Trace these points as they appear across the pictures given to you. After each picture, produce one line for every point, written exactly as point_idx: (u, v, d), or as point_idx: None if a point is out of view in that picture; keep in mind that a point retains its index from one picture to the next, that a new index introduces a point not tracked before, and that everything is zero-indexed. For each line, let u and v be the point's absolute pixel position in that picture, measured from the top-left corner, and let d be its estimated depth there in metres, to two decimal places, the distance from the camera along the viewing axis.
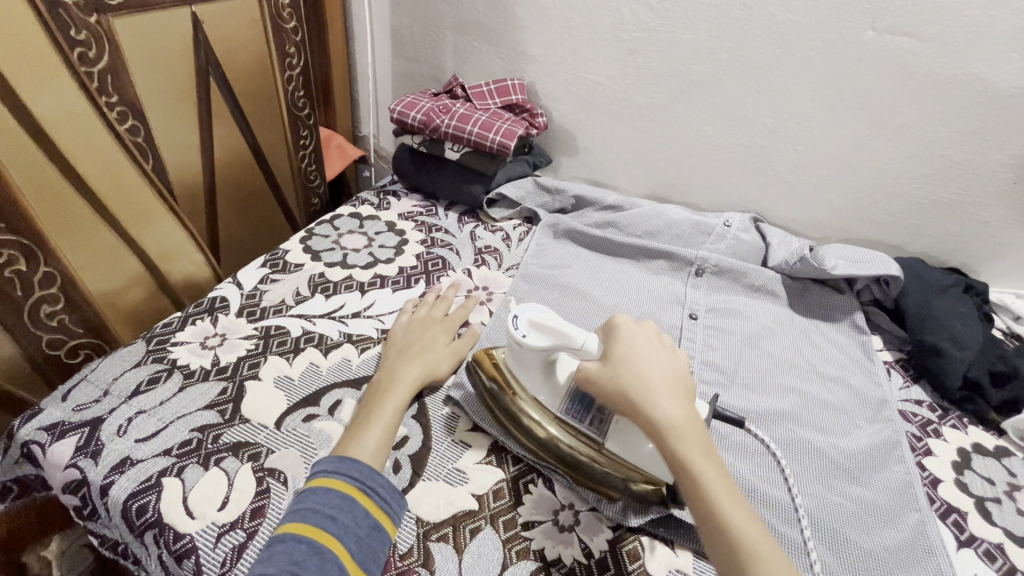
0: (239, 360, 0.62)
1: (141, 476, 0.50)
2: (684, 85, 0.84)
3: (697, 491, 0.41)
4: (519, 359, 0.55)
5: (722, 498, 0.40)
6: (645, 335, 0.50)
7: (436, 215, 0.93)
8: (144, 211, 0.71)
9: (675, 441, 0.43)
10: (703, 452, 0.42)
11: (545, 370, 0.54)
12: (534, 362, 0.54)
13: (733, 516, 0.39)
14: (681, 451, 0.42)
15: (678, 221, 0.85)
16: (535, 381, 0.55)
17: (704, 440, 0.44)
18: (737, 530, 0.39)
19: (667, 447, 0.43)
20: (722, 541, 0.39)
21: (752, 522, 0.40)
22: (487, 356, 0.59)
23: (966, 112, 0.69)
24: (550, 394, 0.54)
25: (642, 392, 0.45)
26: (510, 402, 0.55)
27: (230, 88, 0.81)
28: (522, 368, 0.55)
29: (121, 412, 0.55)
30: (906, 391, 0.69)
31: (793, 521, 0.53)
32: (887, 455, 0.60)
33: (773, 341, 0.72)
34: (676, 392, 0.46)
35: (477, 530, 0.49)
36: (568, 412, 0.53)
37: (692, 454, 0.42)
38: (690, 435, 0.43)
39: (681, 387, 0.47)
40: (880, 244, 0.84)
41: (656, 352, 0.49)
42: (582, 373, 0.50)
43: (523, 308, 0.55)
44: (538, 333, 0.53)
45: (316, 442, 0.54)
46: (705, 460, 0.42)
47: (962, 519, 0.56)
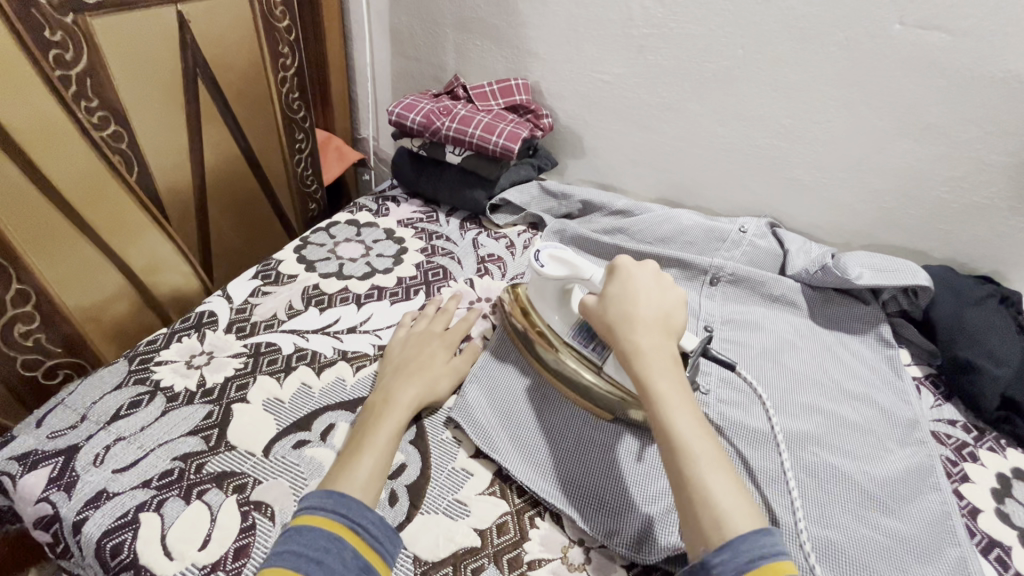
0: (226, 382, 0.58)
1: (117, 512, 0.46)
2: (697, 84, 0.79)
3: (650, 403, 0.43)
4: (538, 289, 0.60)
5: (673, 408, 0.42)
6: (642, 273, 0.51)
7: (437, 221, 0.89)
8: (127, 221, 0.67)
9: (638, 360, 0.45)
10: (663, 371, 0.44)
11: (560, 299, 0.59)
12: (550, 292, 0.59)
13: (679, 424, 0.41)
14: (641, 369, 0.44)
15: (691, 226, 0.80)
16: (549, 307, 0.59)
17: (670, 362, 0.45)
18: (678, 436, 0.40)
19: (630, 365, 0.45)
20: (664, 448, 0.41)
21: (699, 431, 0.41)
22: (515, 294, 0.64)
23: (1003, 112, 0.64)
24: (562, 319, 0.58)
25: (619, 320, 0.48)
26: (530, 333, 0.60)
27: (220, 91, 0.78)
28: (540, 298, 0.60)
29: (98, 439, 0.51)
30: (937, 411, 0.65)
31: (794, 537, 0.50)
32: (921, 482, 0.56)
33: (794, 356, 0.67)
34: (654, 321, 0.48)
35: (479, 570, 0.46)
36: (575, 338, 0.56)
37: (650, 370, 0.44)
38: (655, 357, 0.45)
39: (662, 318, 0.48)
40: (906, 251, 0.79)
41: (647, 289, 0.50)
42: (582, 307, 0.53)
43: (547, 244, 0.59)
44: (555, 265, 0.56)
45: (306, 471, 0.50)
46: (662, 375, 0.44)
47: (1005, 553, 0.51)
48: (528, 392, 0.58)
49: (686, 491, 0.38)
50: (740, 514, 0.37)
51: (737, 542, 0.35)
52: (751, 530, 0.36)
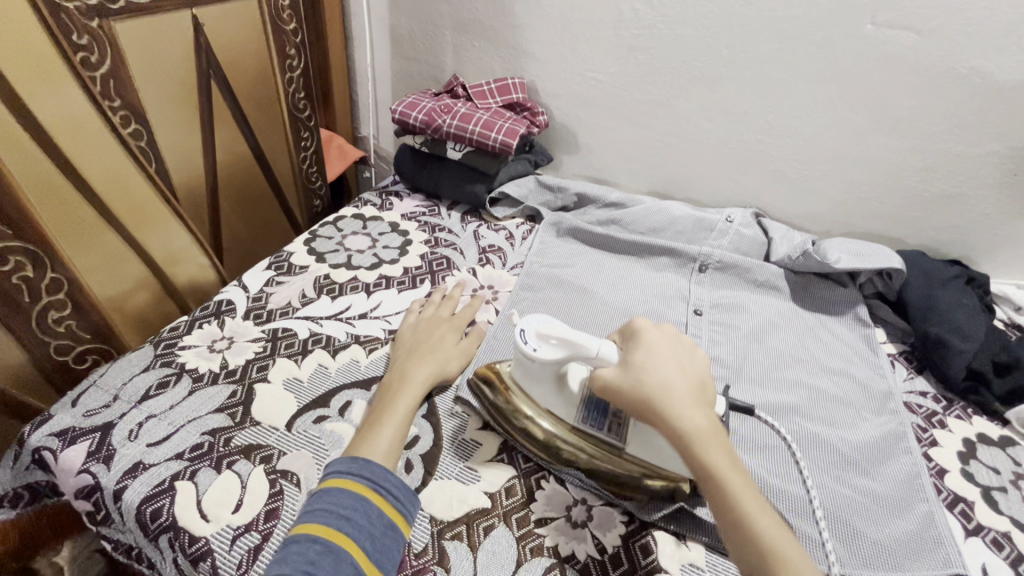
0: (248, 363, 0.62)
1: (154, 481, 0.50)
2: (684, 81, 0.84)
3: (725, 500, 0.42)
4: (530, 374, 0.54)
5: (749, 504, 0.41)
6: (663, 341, 0.50)
7: (439, 215, 0.93)
8: (148, 214, 0.71)
9: (703, 450, 0.43)
10: (728, 461, 0.43)
11: (557, 383, 0.53)
12: (546, 377, 0.53)
13: (760, 523, 0.41)
14: (709, 463, 0.43)
15: (681, 217, 0.85)
16: (549, 394, 0.54)
17: (727, 446, 0.45)
18: (766, 540, 0.40)
19: (693, 454, 0.43)
20: (750, 550, 0.40)
21: (776, 527, 0.41)
22: (490, 373, 0.58)
23: (966, 105, 0.70)
24: (564, 405, 0.54)
25: (668, 400, 0.45)
26: (526, 420, 0.55)
27: (231, 91, 0.81)
28: (535, 382, 0.54)
29: (131, 417, 0.55)
30: (909, 383, 0.70)
31: (805, 513, 0.53)
32: (894, 446, 0.61)
33: (778, 335, 0.72)
34: (699, 399, 0.47)
35: (490, 528, 0.50)
36: (587, 422, 0.53)
37: (719, 462, 0.43)
38: (715, 443, 0.44)
39: (701, 393, 0.48)
40: (881, 237, 0.84)
41: (676, 359, 0.49)
42: (601, 381, 0.49)
43: (529, 320, 0.54)
44: (548, 345, 0.51)
45: (327, 443, 0.54)
46: (731, 469, 0.43)
47: (969, 508, 0.56)
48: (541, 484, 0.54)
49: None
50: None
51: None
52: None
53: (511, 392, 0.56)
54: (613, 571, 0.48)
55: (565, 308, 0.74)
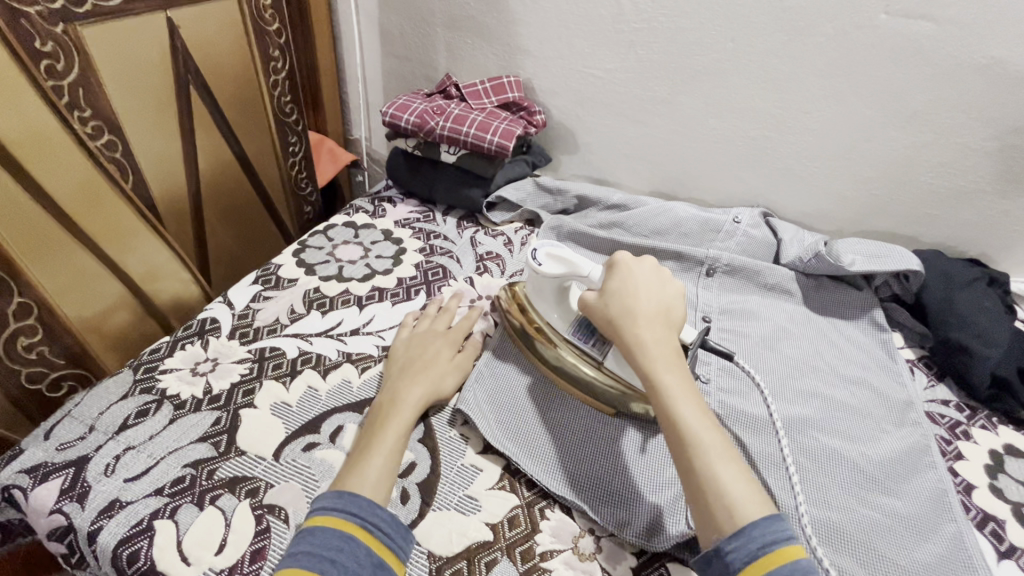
0: (233, 388, 0.58)
1: (131, 521, 0.47)
2: (689, 77, 0.80)
3: (658, 398, 0.44)
4: (537, 287, 0.61)
5: (680, 403, 0.43)
6: (641, 269, 0.53)
7: (434, 221, 0.89)
8: (125, 233, 0.69)
9: (643, 354, 0.46)
10: (668, 366, 0.45)
11: (557, 297, 0.60)
12: (548, 290, 0.60)
13: (687, 418, 0.42)
14: (647, 366, 0.46)
15: (686, 219, 0.81)
16: (549, 306, 0.60)
17: (674, 357, 0.46)
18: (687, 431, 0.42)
19: (636, 359, 0.46)
20: (674, 442, 0.42)
21: (707, 427, 0.42)
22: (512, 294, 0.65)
23: (988, 97, 0.66)
24: (560, 315, 0.59)
25: (624, 317, 0.49)
26: (531, 333, 0.61)
27: (212, 96, 0.77)
28: (540, 296, 0.61)
29: (108, 449, 0.52)
30: (931, 391, 0.66)
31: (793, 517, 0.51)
32: (918, 461, 0.57)
33: (791, 343, 0.69)
34: (657, 316, 0.49)
35: (493, 563, 0.46)
36: (576, 336, 0.57)
37: (657, 366, 0.45)
38: (657, 350, 0.46)
39: (663, 313, 0.50)
40: (897, 237, 0.81)
41: (646, 285, 0.51)
42: (581, 304, 0.54)
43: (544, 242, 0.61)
44: (551, 263, 0.58)
45: (317, 473, 0.51)
46: (668, 372, 0.45)
47: (1000, 527, 0.53)
48: (528, 392, 0.59)
49: (697, 484, 0.40)
50: (751, 507, 0.38)
51: (749, 533, 0.37)
52: (762, 517, 0.37)
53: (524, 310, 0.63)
54: None
55: None
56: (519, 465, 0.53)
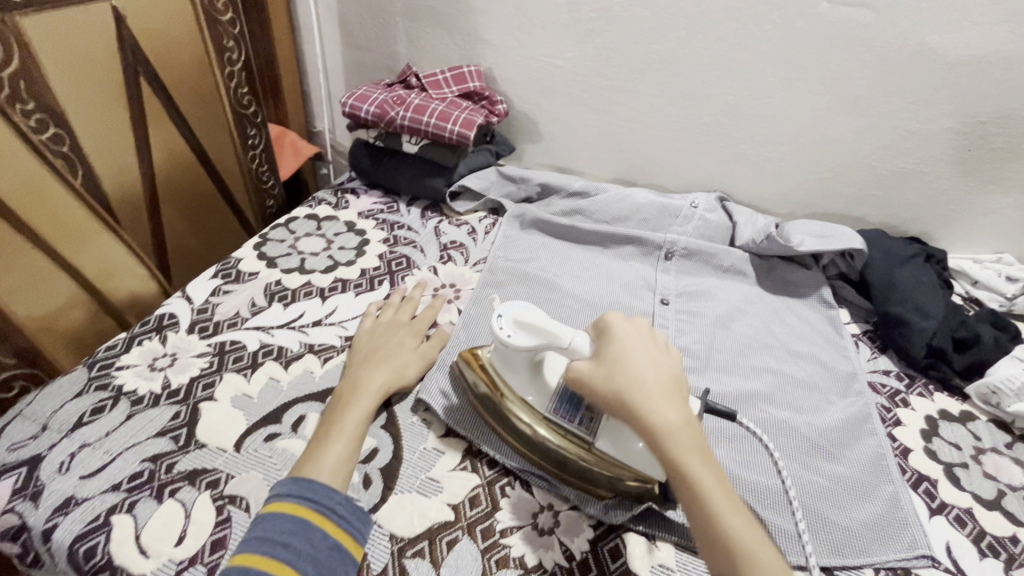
0: (192, 382, 0.58)
1: (87, 517, 0.46)
2: (643, 65, 0.82)
3: (696, 502, 0.40)
4: (506, 359, 0.53)
5: (721, 505, 0.39)
6: (636, 334, 0.48)
7: (398, 212, 0.89)
8: (76, 230, 0.67)
9: (671, 443, 0.41)
10: (699, 456, 0.41)
11: (532, 370, 0.53)
12: (521, 364, 0.53)
13: (733, 525, 0.39)
14: (677, 458, 0.41)
15: (645, 205, 0.83)
16: (523, 382, 0.53)
17: (700, 442, 0.42)
18: (733, 538, 0.38)
19: (663, 452, 0.41)
20: (722, 554, 0.38)
21: (751, 529, 0.39)
22: (472, 358, 0.57)
23: (922, 82, 0.69)
24: (538, 394, 0.52)
25: (638, 395, 0.43)
26: (500, 405, 0.54)
27: (164, 88, 0.75)
28: (512, 370, 0.53)
29: (62, 447, 0.51)
30: (874, 362, 0.70)
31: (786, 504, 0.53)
32: (860, 428, 0.61)
33: (744, 321, 0.72)
34: (672, 393, 0.44)
35: (453, 542, 0.48)
36: (558, 413, 0.51)
37: (688, 458, 0.41)
38: (686, 437, 0.42)
39: (676, 386, 0.45)
40: (844, 217, 0.84)
41: (648, 355, 0.46)
42: (573, 377, 0.47)
43: (508, 306, 0.53)
44: (521, 332, 0.51)
45: (279, 462, 0.51)
46: (701, 463, 0.41)
47: (932, 487, 0.56)
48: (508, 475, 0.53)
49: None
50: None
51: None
52: None
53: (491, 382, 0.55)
54: None
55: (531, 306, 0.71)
56: (481, 446, 0.54)
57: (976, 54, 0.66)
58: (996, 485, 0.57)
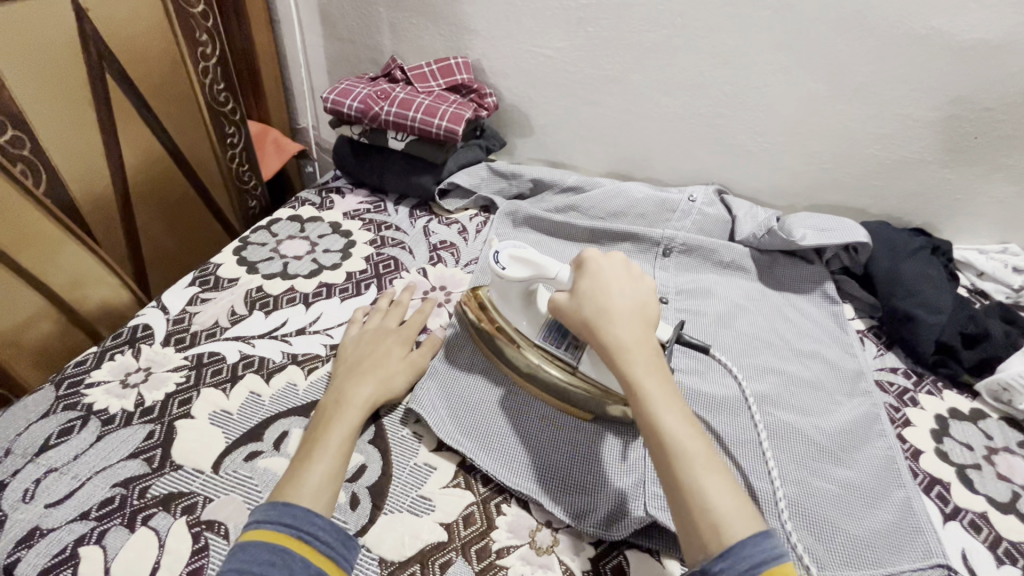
0: (168, 398, 0.55)
1: (53, 549, 0.43)
2: (638, 54, 0.78)
3: (640, 409, 0.41)
4: (501, 291, 0.55)
5: (659, 406, 0.40)
6: (609, 264, 0.49)
7: (385, 211, 0.86)
8: (42, 240, 0.64)
9: (620, 356, 0.43)
10: (647, 369, 0.42)
11: (524, 301, 0.55)
12: (513, 294, 0.55)
13: (670, 426, 0.39)
14: (625, 370, 0.42)
15: (642, 199, 0.80)
16: (515, 311, 0.55)
17: (654, 359, 0.43)
18: (671, 442, 0.39)
19: (614, 366, 0.43)
20: (656, 453, 0.39)
21: (691, 432, 0.39)
22: (473, 297, 0.60)
23: (928, 68, 0.67)
24: (529, 321, 0.54)
25: (596, 316, 0.45)
26: (495, 335, 0.56)
27: (133, 87, 0.71)
28: (504, 300, 0.55)
29: (27, 473, 0.48)
30: (880, 360, 0.68)
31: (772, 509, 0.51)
32: (868, 430, 0.58)
33: (746, 319, 0.69)
34: (632, 312, 0.46)
35: (447, 564, 0.45)
36: (547, 339, 0.53)
37: (635, 369, 0.42)
38: (636, 351, 0.43)
39: (639, 309, 0.46)
40: (847, 209, 0.82)
41: (615, 280, 0.47)
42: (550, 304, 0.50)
43: (505, 243, 0.54)
44: (516, 266, 0.52)
45: (260, 483, 0.48)
46: (648, 375, 0.42)
47: (945, 491, 0.54)
48: (498, 399, 0.56)
49: (680, 496, 0.37)
50: (739, 520, 0.35)
51: (739, 549, 0.34)
52: (750, 533, 0.35)
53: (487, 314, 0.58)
54: None
55: None
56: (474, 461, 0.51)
57: (985, 38, 0.63)
58: (1010, 487, 0.55)
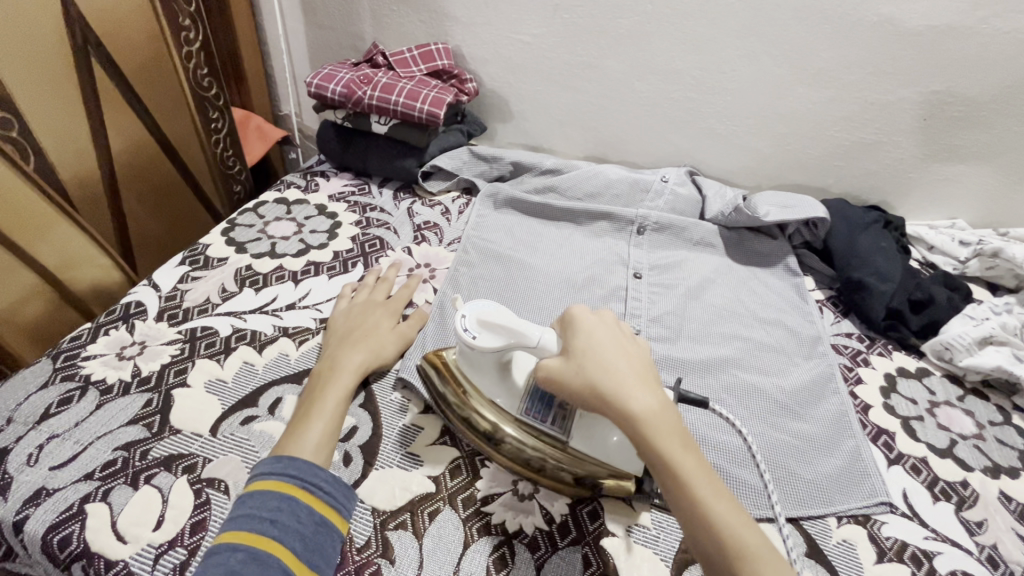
0: (163, 368, 0.57)
1: (60, 507, 0.46)
2: (612, 39, 0.82)
3: (685, 494, 0.39)
4: (472, 361, 0.52)
5: (706, 493, 0.39)
6: (603, 325, 0.47)
7: (369, 193, 0.88)
8: (36, 220, 0.66)
9: (654, 435, 0.40)
10: (683, 446, 0.40)
11: (500, 371, 0.51)
12: (487, 364, 0.51)
13: (721, 514, 0.38)
14: (662, 450, 0.40)
15: (617, 180, 0.84)
16: (491, 384, 0.51)
17: (682, 431, 0.41)
18: (724, 529, 0.38)
19: (646, 445, 0.40)
20: (710, 544, 0.38)
21: (740, 518, 0.39)
22: (437, 359, 0.55)
23: (880, 52, 0.71)
24: (507, 396, 0.51)
25: (615, 387, 0.42)
26: (463, 405, 0.52)
27: (119, 70, 0.72)
28: (477, 371, 0.52)
29: (29, 440, 0.50)
30: (837, 326, 0.73)
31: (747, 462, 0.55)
32: (824, 388, 0.63)
33: (714, 291, 0.74)
34: (647, 381, 0.43)
35: (435, 512, 0.49)
36: (530, 413, 0.50)
37: (673, 449, 0.40)
38: (667, 427, 0.41)
39: (649, 374, 0.44)
40: (808, 188, 0.87)
41: (619, 344, 0.45)
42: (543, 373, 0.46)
43: (472, 305, 0.51)
44: (488, 333, 0.49)
45: (257, 444, 0.51)
46: (686, 453, 0.40)
47: (890, 439, 0.59)
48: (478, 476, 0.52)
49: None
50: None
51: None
52: None
53: (456, 381, 0.53)
54: (562, 539, 0.48)
55: (506, 285, 0.72)
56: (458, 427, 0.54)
57: (930, 25, 0.68)
58: (949, 435, 0.60)
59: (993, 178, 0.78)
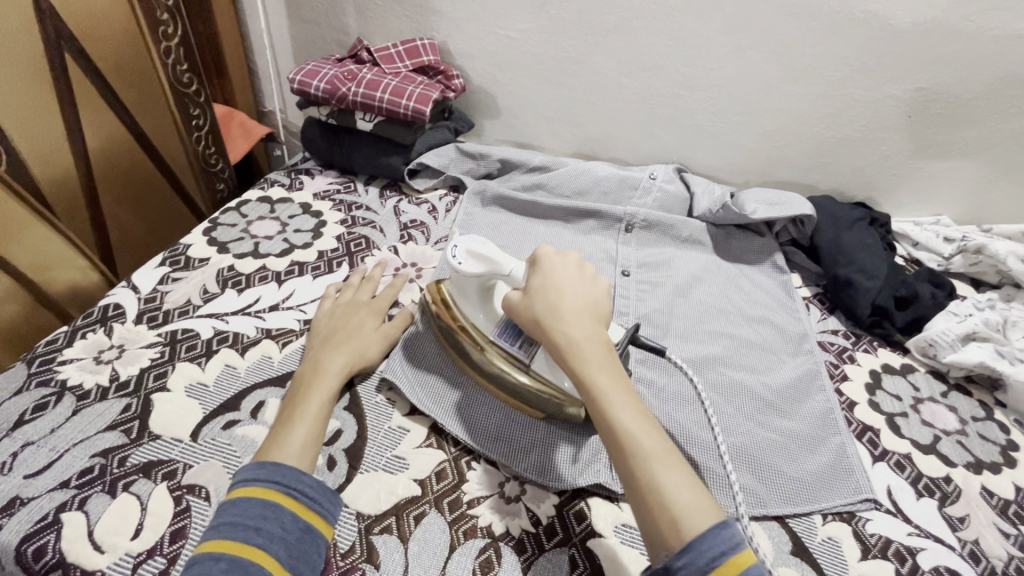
0: (143, 372, 0.56)
1: (35, 516, 0.45)
2: (599, 35, 0.81)
3: (596, 405, 0.41)
4: (459, 286, 0.56)
5: (617, 405, 0.40)
6: (562, 264, 0.49)
7: (355, 191, 0.87)
8: (8, 222, 0.65)
9: (573, 354, 0.43)
10: (601, 365, 0.42)
11: (481, 296, 0.55)
12: (471, 289, 0.55)
13: (628, 423, 0.39)
14: (578, 367, 0.42)
15: (605, 177, 0.84)
16: (473, 307, 0.55)
17: (607, 355, 0.43)
18: (628, 436, 0.39)
19: (568, 362, 0.43)
20: (615, 452, 0.39)
21: (650, 430, 0.39)
22: (437, 291, 0.59)
23: (866, 49, 0.71)
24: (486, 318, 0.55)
25: (548, 314, 0.45)
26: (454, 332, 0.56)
27: (94, 67, 0.70)
28: (463, 295, 0.56)
29: (3, 447, 0.49)
30: (823, 323, 0.73)
31: (716, 457, 0.55)
32: (811, 385, 0.64)
33: (702, 289, 0.73)
34: (584, 312, 0.46)
35: (421, 516, 0.48)
36: (501, 337, 0.53)
37: (588, 367, 0.42)
38: (588, 348, 0.43)
39: (591, 307, 0.47)
40: (797, 184, 0.87)
41: (568, 281, 0.48)
42: (507, 306, 0.50)
43: (465, 237, 0.54)
44: (473, 261, 0.52)
45: (239, 449, 0.50)
46: (602, 371, 0.42)
47: (875, 436, 0.60)
48: (457, 399, 0.56)
49: (642, 492, 0.37)
50: (697, 514, 0.36)
51: (698, 537, 0.35)
52: (711, 526, 0.35)
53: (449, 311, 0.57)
54: (548, 541, 0.48)
55: None
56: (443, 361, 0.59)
57: (915, 22, 0.68)
58: (932, 431, 0.61)
59: (978, 175, 0.78)
